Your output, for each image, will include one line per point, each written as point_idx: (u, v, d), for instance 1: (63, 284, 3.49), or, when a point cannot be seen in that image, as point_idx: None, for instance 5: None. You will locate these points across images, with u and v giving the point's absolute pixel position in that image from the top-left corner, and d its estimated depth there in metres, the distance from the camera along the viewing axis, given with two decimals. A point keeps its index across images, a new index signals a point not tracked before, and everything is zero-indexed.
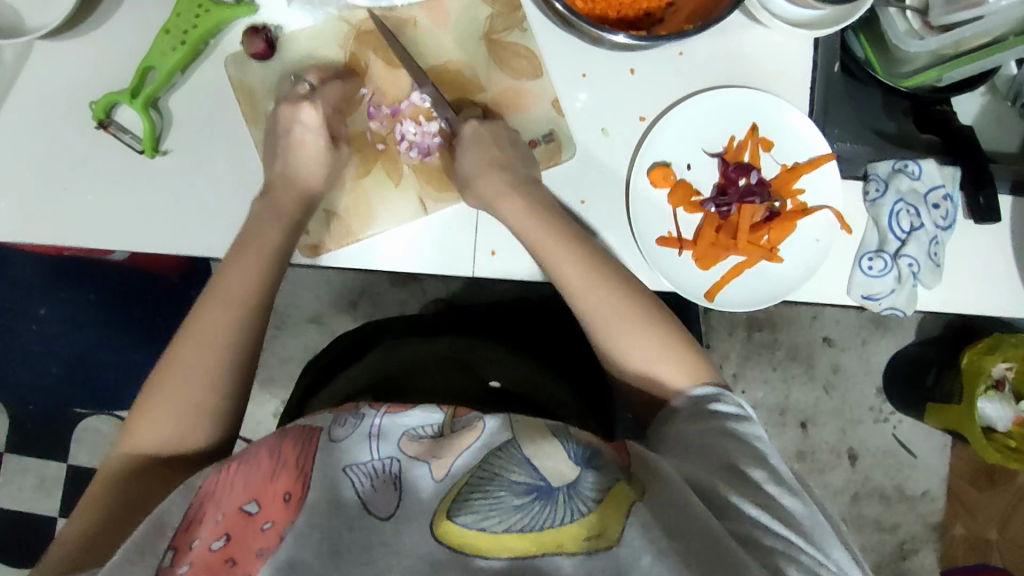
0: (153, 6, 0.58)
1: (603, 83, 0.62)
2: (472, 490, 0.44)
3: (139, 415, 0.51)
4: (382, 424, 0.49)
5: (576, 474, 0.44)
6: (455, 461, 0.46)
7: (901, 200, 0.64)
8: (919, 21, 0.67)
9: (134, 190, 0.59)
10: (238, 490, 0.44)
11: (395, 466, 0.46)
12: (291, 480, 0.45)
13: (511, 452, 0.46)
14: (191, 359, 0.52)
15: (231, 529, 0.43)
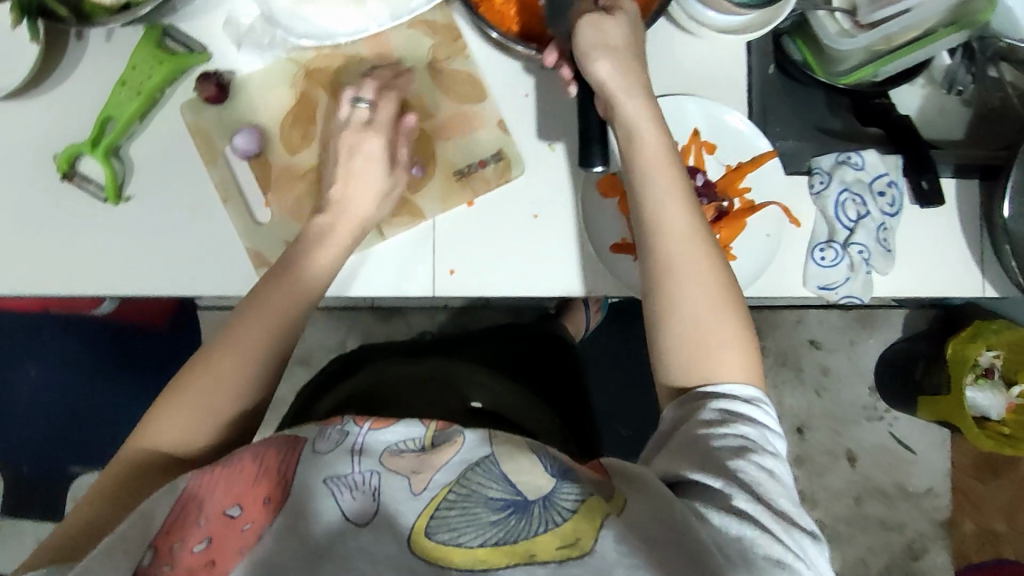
0: (110, 62, 0.61)
1: (546, 101, 0.65)
2: (449, 505, 0.44)
3: (168, 401, 0.49)
4: (363, 440, 0.50)
5: (551, 486, 0.45)
6: (433, 476, 0.46)
7: (846, 189, 0.66)
8: (849, 23, 0.71)
9: (99, 237, 0.61)
10: (221, 491, 0.44)
11: (375, 479, 0.46)
12: (271, 484, 0.45)
13: (487, 468, 0.47)
14: (227, 374, 0.50)
15: (213, 531, 0.43)
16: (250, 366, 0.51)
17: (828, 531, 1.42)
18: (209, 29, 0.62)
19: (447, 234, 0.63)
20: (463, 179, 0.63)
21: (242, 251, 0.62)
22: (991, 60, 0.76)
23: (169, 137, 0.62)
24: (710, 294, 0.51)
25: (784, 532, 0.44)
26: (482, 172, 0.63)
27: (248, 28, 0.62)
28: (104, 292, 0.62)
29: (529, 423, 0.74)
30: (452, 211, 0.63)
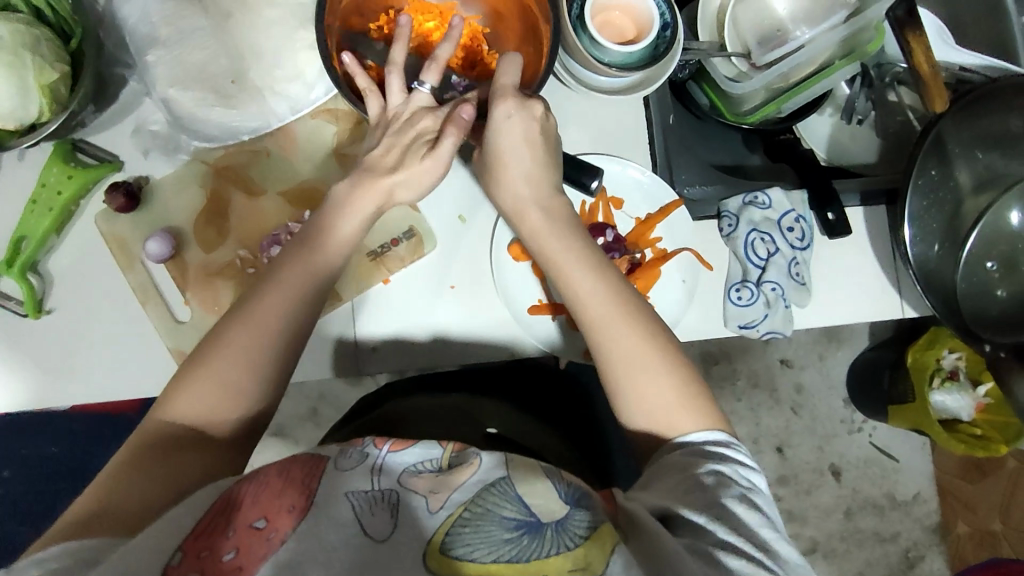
0: (21, 180, 0.63)
1: (454, 174, 0.66)
2: (465, 522, 0.44)
3: (192, 376, 0.51)
4: (384, 460, 0.49)
5: (565, 512, 0.45)
6: (451, 495, 0.46)
7: (754, 229, 0.67)
8: (745, 64, 0.72)
9: (24, 351, 0.62)
10: (249, 505, 0.44)
11: (393, 497, 0.46)
12: (298, 493, 0.45)
13: (503, 487, 0.46)
14: (235, 346, 0.51)
15: (240, 541, 0.42)
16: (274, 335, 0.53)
17: (822, 549, 1.40)
18: (117, 139, 0.64)
19: (374, 309, 0.65)
20: (377, 259, 0.65)
21: (165, 351, 0.63)
22: (889, 84, 0.78)
23: (87, 246, 0.63)
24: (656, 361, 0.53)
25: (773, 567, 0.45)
26: (395, 250, 0.65)
27: (156, 135, 0.64)
28: (33, 405, 0.62)
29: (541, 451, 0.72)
30: (369, 290, 0.65)
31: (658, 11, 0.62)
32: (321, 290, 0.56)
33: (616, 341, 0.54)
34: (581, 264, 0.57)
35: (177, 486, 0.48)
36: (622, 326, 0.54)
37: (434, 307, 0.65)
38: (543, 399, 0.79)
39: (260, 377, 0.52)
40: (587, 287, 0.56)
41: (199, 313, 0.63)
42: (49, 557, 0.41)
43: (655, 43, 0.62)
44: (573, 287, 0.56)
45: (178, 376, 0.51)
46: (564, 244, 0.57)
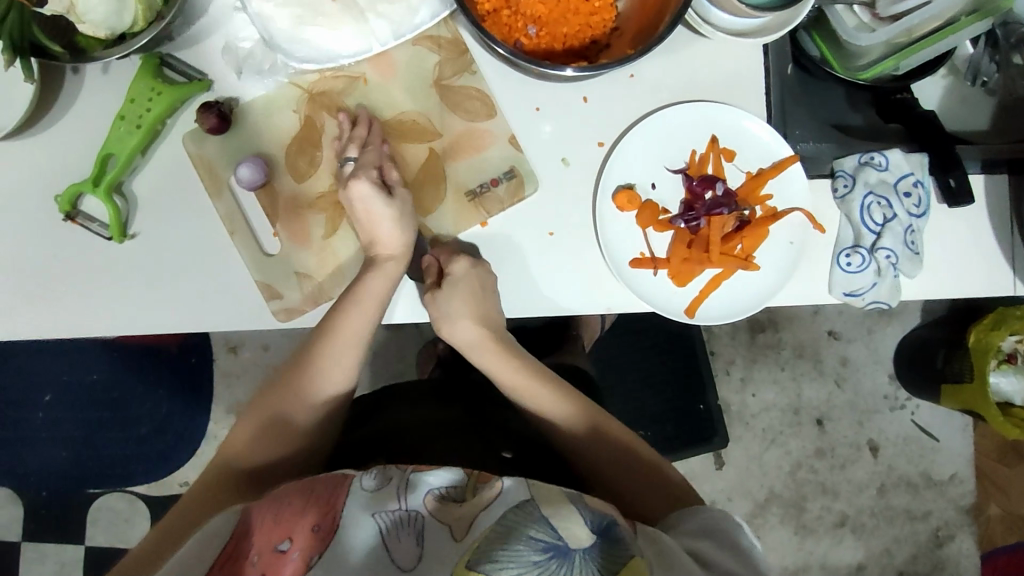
0: (104, 92, 0.59)
1: (559, 114, 0.63)
2: (492, 542, 0.46)
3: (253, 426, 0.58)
4: (410, 476, 0.51)
5: (591, 539, 0.46)
6: (479, 514, 0.48)
7: (871, 192, 0.64)
8: (868, 15, 0.67)
9: (108, 275, 0.60)
10: (270, 531, 0.48)
11: (417, 522, 0.48)
12: (318, 513, 0.49)
13: (528, 510, 0.48)
14: (283, 403, 0.58)
15: (265, 567, 0.46)
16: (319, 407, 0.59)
17: (852, 523, 1.40)
18: (209, 55, 0.60)
19: (421, 283, 0.63)
20: (474, 200, 0.62)
21: (252, 282, 0.61)
22: (1014, 46, 0.70)
23: (172, 168, 0.60)
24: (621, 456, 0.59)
25: None
26: (494, 191, 0.61)
27: (248, 53, 0.60)
28: (115, 331, 0.60)
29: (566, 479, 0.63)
30: (465, 233, 0.62)
31: None
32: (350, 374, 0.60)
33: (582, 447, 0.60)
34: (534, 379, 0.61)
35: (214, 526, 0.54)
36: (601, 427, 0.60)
37: (527, 259, 0.62)
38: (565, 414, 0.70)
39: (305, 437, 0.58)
40: (550, 399, 0.61)
41: (290, 246, 0.61)
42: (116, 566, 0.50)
43: None
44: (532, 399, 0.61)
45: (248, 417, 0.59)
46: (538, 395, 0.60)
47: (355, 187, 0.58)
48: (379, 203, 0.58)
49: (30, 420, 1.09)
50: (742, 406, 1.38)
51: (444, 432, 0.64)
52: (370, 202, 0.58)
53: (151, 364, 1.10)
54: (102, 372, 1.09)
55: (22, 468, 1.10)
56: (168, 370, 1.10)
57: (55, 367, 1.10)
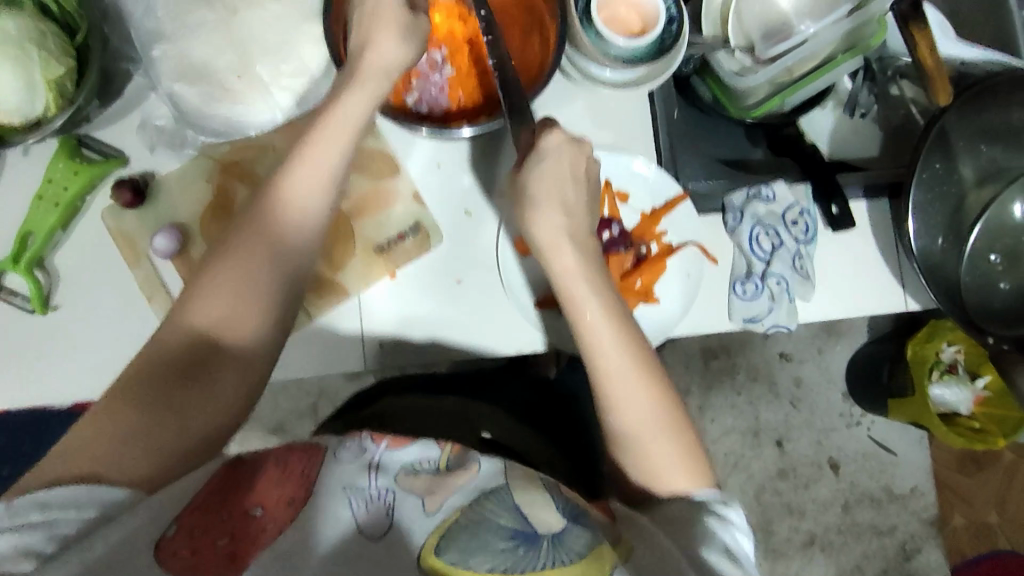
0: (25, 174, 0.63)
1: (459, 168, 0.66)
2: (460, 528, 0.48)
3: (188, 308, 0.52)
4: (381, 457, 0.51)
5: (562, 526, 0.49)
6: (448, 497, 0.49)
7: (759, 224, 0.68)
8: (749, 59, 0.71)
9: (28, 345, 0.62)
10: (255, 489, 0.48)
11: (389, 496, 0.49)
12: (296, 484, 0.48)
13: (500, 496, 0.50)
14: (228, 268, 0.52)
15: (234, 527, 0.46)
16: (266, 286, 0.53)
17: (820, 542, 1.41)
18: (124, 134, 0.64)
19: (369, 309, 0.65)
20: (382, 253, 0.65)
21: None
22: (891, 78, 0.79)
23: (92, 240, 0.63)
24: (651, 395, 0.54)
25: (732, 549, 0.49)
26: (402, 245, 0.65)
27: (162, 130, 0.64)
28: (37, 401, 0.62)
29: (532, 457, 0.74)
30: (375, 286, 0.65)
31: (665, 5, 0.62)
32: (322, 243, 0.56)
33: (621, 384, 0.54)
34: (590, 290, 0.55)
35: (189, 425, 0.50)
36: (630, 372, 0.54)
37: (437, 306, 0.65)
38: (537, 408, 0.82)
39: (264, 289, 0.53)
40: (609, 336, 0.55)
41: None
42: (54, 502, 0.43)
43: (661, 37, 0.62)
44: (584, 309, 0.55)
45: (187, 290, 0.52)
46: (593, 316, 0.55)
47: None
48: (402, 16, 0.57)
49: None
50: (703, 431, 1.40)
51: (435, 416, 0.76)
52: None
53: None
54: None
55: None
56: None
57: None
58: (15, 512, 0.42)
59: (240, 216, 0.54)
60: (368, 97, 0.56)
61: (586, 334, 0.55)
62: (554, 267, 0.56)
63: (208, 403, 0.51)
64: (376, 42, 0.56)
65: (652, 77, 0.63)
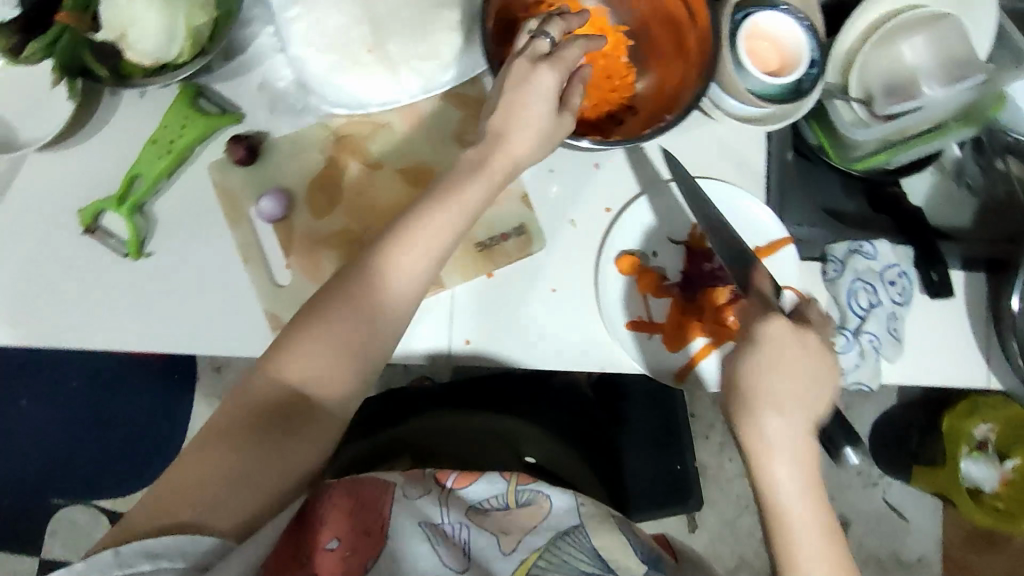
0: (140, 117, 0.62)
1: (571, 178, 0.66)
2: (541, 567, 0.52)
3: (283, 357, 0.51)
4: (451, 493, 0.56)
5: (642, 571, 0.52)
6: (523, 538, 0.54)
7: (858, 278, 0.67)
8: (865, 112, 0.72)
9: (116, 287, 0.61)
10: (321, 530, 0.52)
11: (464, 531, 0.54)
12: (364, 518, 0.53)
13: (577, 539, 0.54)
14: (324, 333, 0.51)
15: (318, 561, 0.51)
16: (358, 339, 0.51)
17: None
18: (244, 91, 0.63)
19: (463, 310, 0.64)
20: (484, 251, 0.64)
21: (258, 309, 0.62)
22: (999, 152, 0.78)
23: (194, 192, 0.62)
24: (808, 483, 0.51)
25: None
26: (503, 244, 0.65)
27: (283, 92, 0.63)
28: (118, 346, 0.61)
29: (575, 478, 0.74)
30: (471, 281, 0.64)
31: (809, 49, 0.62)
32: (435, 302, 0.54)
33: (799, 516, 0.50)
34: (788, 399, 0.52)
35: (289, 473, 0.50)
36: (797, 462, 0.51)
37: (531, 312, 0.64)
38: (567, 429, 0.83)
39: (353, 364, 0.51)
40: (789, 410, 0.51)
41: (298, 280, 0.62)
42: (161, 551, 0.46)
43: (799, 80, 0.62)
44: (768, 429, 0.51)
45: (280, 347, 0.51)
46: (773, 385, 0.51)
47: (538, 74, 0.54)
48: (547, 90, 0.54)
49: None
50: (718, 469, 1.31)
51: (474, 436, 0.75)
52: (533, 94, 0.54)
53: (132, 377, 1.09)
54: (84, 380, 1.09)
55: None
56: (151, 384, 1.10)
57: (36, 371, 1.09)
58: (124, 561, 0.45)
59: (342, 273, 0.53)
60: (490, 188, 0.55)
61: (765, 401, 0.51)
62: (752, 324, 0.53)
63: (299, 457, 0.50)
64: (518, 141, 0.55)
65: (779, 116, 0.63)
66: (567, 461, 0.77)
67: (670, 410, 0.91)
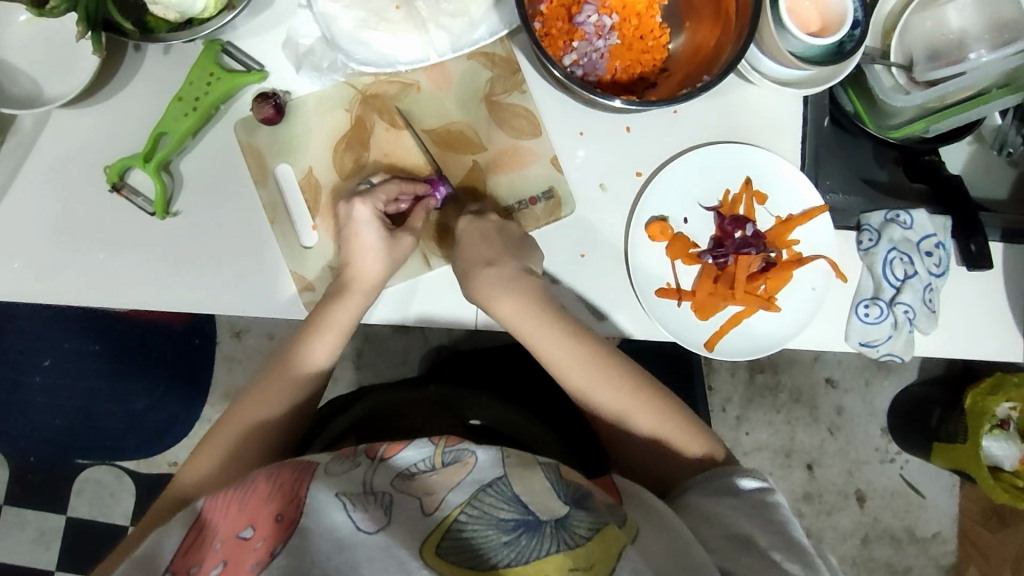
0: (166, 75, 0.61)
1: (601, 141, 0.64)
2: (460, 524, 0.45)
3: (205, 450, 0.59)
4: (380, 464, 0.51)
5: (565, 510, 0.47)
6: (447, 496, 0.48)
7: (894, 248, 0.66)
8: (905, 78, 0.67)
9: (145, 245, 0.61)
10: (236, 518, 0.47)
11: (387, 497, 0.48)
12: (282, 501, 0.48)
13: (499, 488, 0.48)
14: (217, 445, 0.59)
15: (227, 554, 0.46)
16: (263, 427, 0.60)
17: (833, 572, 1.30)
18: (269, 48, 0.62)
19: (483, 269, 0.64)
20: (512, 215, 0.64)
21: (287, 273, 0.62)
22: None
23: (221, 154, 0.61)
24: (618, 398, 0.61)
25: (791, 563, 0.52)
26: (532, 209, 0.64)
27: (308, 49, 0.62)
28: (147, 305, 0.61)
29: (533, 443, 0.66)
30: None
31: (853, 7, 0.59)
32: (307, 391, 0.62)
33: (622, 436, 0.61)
34: (487, 271, 0.60)
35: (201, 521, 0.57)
36: (605, 389, 0.61)
37: None
38: (520, 381, 0.76)
39: (253, 442, 0.59)
40: (569, 358, 0.60)
41: (325, 241, 0.63)
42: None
43: (842, 40, 0.59)
44: (493, 306, 0.61)
45: (201, 445, 0.60)
46: (550, 346, 0.60)
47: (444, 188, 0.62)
48: (371, 229, 0.60)
49: (27, 387, 1.06)
50: (735, 443, 1.29)
51: (425, 406, 0.67)
52: (366, 228, 0.60)
53: (152, 338, 1.07)
54: (104, 344, 1.07)
55: (10, 433, 1.08)
56: (169, 347, 1.09)
57: (50, 335, 1.06)
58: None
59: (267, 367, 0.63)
60: (356, 304, 0.61)
61: (562, 365, 0.61)
62: (498, 316, 0.61)
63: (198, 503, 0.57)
64: (362, 261, 0.60)
65: (813, 82, 0.62)
66: (521, 418, 0.68)
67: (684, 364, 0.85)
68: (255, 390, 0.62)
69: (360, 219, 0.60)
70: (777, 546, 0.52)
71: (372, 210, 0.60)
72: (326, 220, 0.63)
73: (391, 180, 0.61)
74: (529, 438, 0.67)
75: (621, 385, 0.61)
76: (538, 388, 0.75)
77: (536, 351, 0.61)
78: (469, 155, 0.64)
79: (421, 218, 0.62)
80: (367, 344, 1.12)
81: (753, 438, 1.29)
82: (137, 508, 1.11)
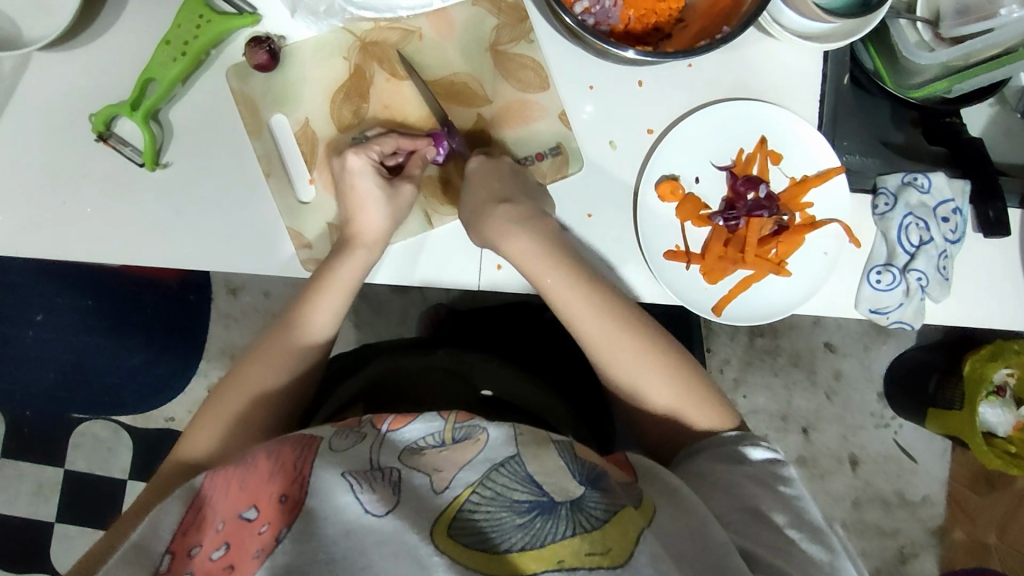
0: (153, 16, 0.58)
1: (611, 95, 0.62)
2: (472, 507, 0.44)
3: (203, 419, 0.58)
4: (384, 438, 0.51)
5: (580, 492, 0.45)
6: (457, 474, 0.46)
7: (910, 213, 0.64)
8: (930, 34, 0.64)
9: (132, 196, 0.58)
10: (237, 498, 0.46)
11: (395, 476, 0.46)
12: (285, 481, 0.46)
13: (511, 468, 0.46)
14: (216, 414, 0.57)
15: (229, 536, 0.44)
16: (261, 392, 0.58)
17: None
18: None
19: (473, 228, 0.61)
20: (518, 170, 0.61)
21: (285, 231, 0.60)
22: None
23: (212, 102, 0.59)
24: (638, 348, 0.58)
25: (800, 533, 0.51)
26: (539, 164, 0.61)
27: None
28: (137, 259, 0.59)
29: (540, 412, 0.65)
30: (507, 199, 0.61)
31: None
32: (305, 355, 0.60)
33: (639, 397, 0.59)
34: (501, 209, 0.57)
35: None
36: (626, 348, 0.58)
37: None
38: (529, 354, 0.74)
39: (252, 408, 0.58)
40: (586, 305, 0.58)
41: (323, 195, 0.61)
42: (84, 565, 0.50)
43: None
44: (504, 246, 0.58)
45: (199, 414, 0.58)
46: (568, 292, 0.57)
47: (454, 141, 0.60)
48: (371, 183, 0.57)
49: (20, 341, 1.05)
50: None
51: (435, 373, 0.66)
52: (361, 178, 0.58)
53: (145, 293, 1.06)
54: (99, 300, 1.05)
55: (4, 387, 1.07)
56: (164, 302, 1.07)
57: (43, 289, 1.04)
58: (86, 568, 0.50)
59: (265, 332, 0.61)
60: (360, 260, 0.59)
61: (586, 326, 0.58)
62: (508, 254, 0.58)
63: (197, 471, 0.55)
64: (361, 213, 0.58)
65: (834, 35, 0.59)
66: (529, 388, 0.66)
67: (687, 328, 0.83)
68: (253, 355, 0.60)
69: (355, 168, 0.58)
70: (776, 511, 0.52)
71: (366, 160, 0.57)
72: (324, 172, 0.60)
73: (389, 133, 0.59)
74: (540, 409, 0.65)
75: (638, 340, 0.58)
76: (542, 356, 0.74)
77: (558, 308, 0.59)
78: (474, 107, 0.61)
79: (418, 167, 0.60)
80: (364, 303, 1.10)
81: (750, 401, 1.29)
82: (133, 462, 1.10)
